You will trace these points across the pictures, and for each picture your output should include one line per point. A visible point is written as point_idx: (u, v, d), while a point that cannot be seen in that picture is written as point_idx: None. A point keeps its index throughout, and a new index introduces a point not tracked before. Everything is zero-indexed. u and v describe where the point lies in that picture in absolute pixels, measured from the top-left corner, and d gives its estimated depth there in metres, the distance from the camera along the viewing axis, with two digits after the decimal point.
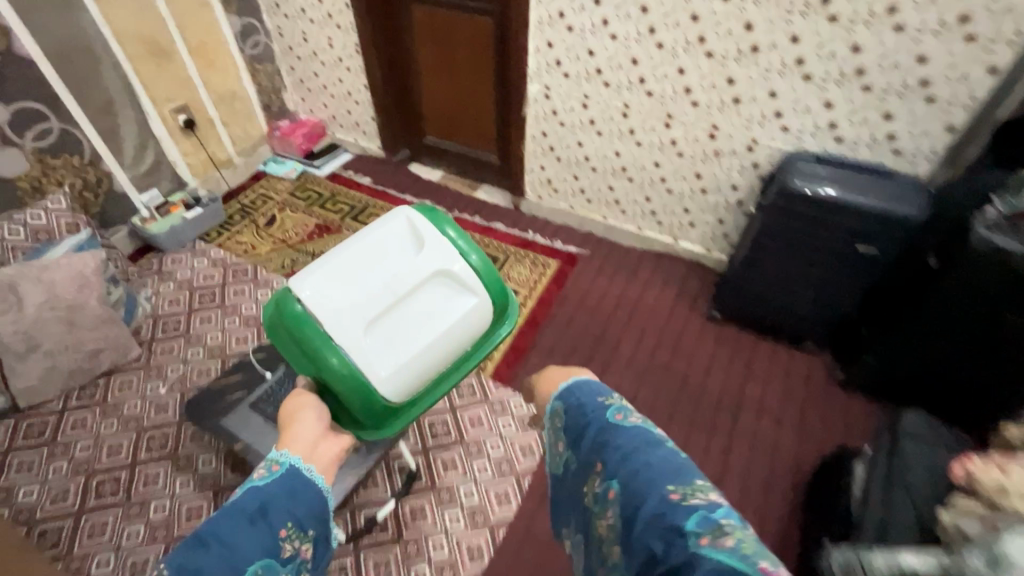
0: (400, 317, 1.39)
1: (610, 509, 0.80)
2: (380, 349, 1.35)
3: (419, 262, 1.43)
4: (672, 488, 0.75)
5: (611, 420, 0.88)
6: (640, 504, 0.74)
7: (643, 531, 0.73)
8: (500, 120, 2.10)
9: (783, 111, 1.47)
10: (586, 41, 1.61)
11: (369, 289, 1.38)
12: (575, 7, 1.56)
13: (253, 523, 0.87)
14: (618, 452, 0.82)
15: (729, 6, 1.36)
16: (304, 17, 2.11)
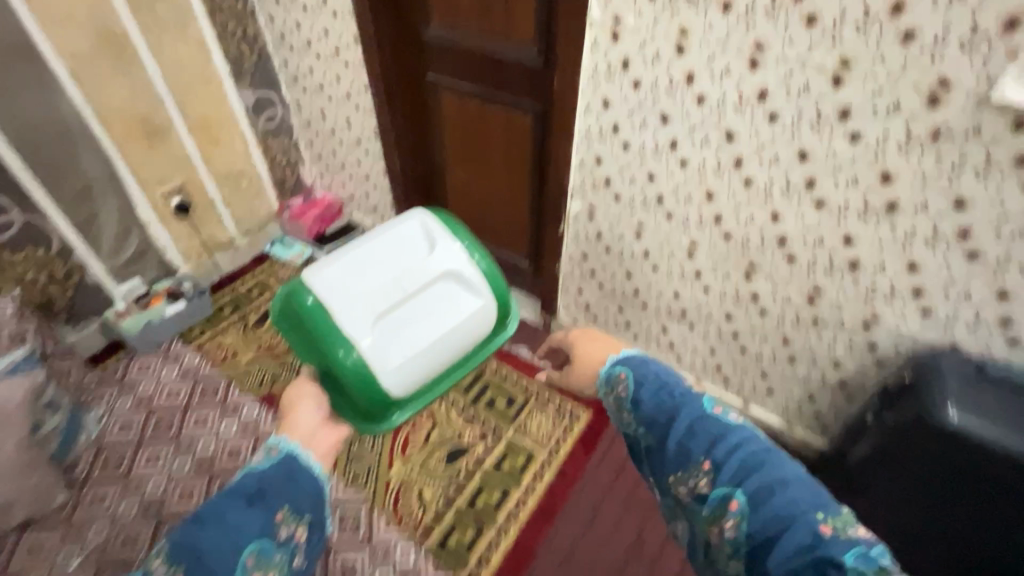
0: (409, 312, 1.31)
1: (714, 511, 0.65)
2: (387, 334, 1.27)
3: (427, 263, 1.35)
4: (820, 515, 0.59)
5: (708, 412, 0.72)
6: (781, 528, 0.59)
7: (786, 561, 0.57)
8: (535, 227, 1.73)
9: (924, 289, 1.03)
10: (646, 163, 1.23)
11: (381, 283, 1.30)
12: (635, 122, 1.18)
13: (250, 507, 0.75)
14: (727, 450, 0.67)
15: (858, 149, 0.95)
16: (322, 94, 1.86)
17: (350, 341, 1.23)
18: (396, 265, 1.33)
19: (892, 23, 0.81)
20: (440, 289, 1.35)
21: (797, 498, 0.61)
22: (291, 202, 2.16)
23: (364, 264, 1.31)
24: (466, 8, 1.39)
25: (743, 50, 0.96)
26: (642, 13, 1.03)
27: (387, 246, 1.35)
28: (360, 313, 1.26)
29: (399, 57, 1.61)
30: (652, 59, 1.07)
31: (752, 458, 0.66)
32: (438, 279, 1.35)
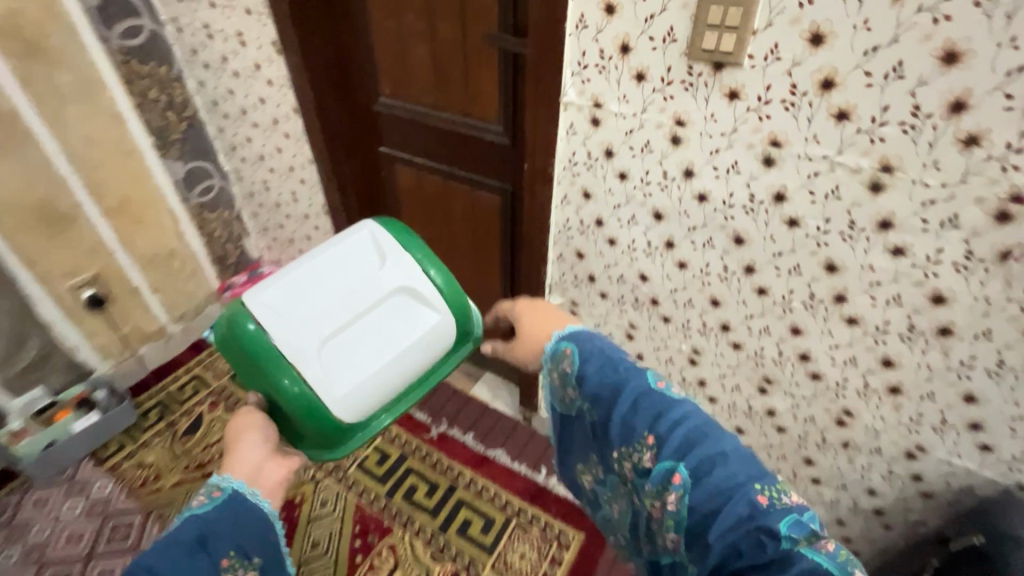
0: (366, 333, 0.91)
1: (659, 483, 0.68)
2: (339, 365, 0.88)
3: (381, 275, 0.94)
4: (756, 485, 0.63)
5: (654, 389, 0.75)
6: (719, 500, 0.63)
7: (726, 536, 0.61)
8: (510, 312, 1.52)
9: (985, 424, 0.84)
10: (637, 262, 1.03)
11: (324, 301, 0.90)
12: (623, 217, 0.99)
13: (194, 557, 0.68)
14: (670, 424, 0.70)
15: (901, 265, 0.77)
16: (263, 165, 1.64)
17: (296, 375, 0.85)
18: (342, 279, 0.92)
19: (951, 125, 0.64)
20: (400, 307, 0.95)
21: (737, 470, 0.64)
22: (235, 279, 1.89)
23: (298, 281, 0.90)
24: (421, 79, 1.19)
25: (755, 146, 0.78)
26: (629, 98, 0.85)
27: (328, 258, 0.93)
28: (300, 343, 0.86)
29: (347, 129, 1.40)
30: (641, 150, 0.89)
31: (695, 432, 0.69)
32: (393, 296, 0.95)
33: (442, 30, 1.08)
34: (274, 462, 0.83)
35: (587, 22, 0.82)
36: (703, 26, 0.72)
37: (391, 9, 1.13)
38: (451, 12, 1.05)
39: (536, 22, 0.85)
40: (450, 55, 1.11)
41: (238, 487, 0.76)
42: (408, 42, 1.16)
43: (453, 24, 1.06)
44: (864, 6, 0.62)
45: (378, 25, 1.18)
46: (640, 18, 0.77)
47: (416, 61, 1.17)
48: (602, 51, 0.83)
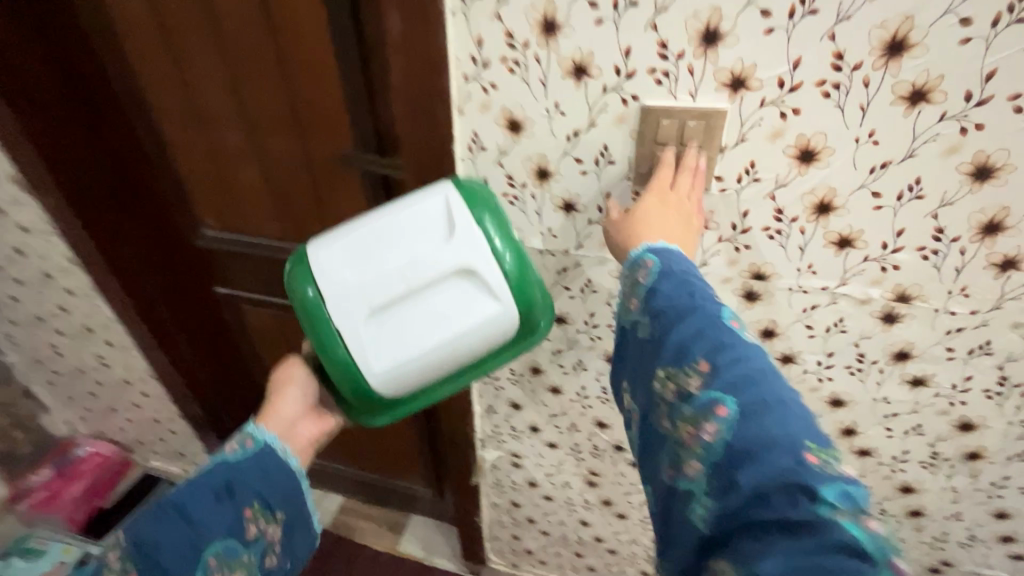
0: (411, 313, 0.58)
1: (687, 423, 0.41)
2: (381, 348, 0.58)
3: (444, 249, 0.56)
4: (806, 441, 0.36)
5: (722, 321, 0.43)
6: (753, 451, 0.36)
7: (751, 480, 0.35)
8: (434, 453, 1.22)
9: (1017, 536, 0.72)
10: (592, 409, 0.81)
11: (381, 267, 0.56)
12: (567, 364, 0.76)
13: (219, 504, 0.52)
14: (737, 367, 0.40)
15: (922, 395, 0.62)
16: (44, 328, 1.15)
17: (338, 347, 0.58)
18: (407, 245, 0.56)
19: (983, 249, 0.50)
20: (470, 297, 0.58)
21: (796, 427, 0.37)
22: (30, 481, 1.29)
23: (361, 227, 0.58)
24: (261, 206, 0.88)
25: (732, 280, 0.59)
26: (556, 231, 0.62)
27: (399, 215, 0.57)
28: (343, 309, 0.57)
29: (164, 274, 1.02)
30: (581, 290, 0.67)
31: (760, 379, 0.39)
32: (458, 277, 0.57)
33: (277, 146, 0.79)
34: (307, 421, 0.68)
35: (482, 143, 0.58)
36: (652, 145, 0.52)
37: (196, 122, 0.80)
38: (287, 124, 0.76)
39: (410, 148, 0.59)
40: (297, 178, 0.81)
41: (271, 442, 0.58)
42: (231, 162, 0.84)
43: (293, 138, 0.77)
44: (867, 115, 0.45)
45: (181, 143, 0.84)
46: (559, 137, 0.55)
47: (249, 184, 0.85)
48: (511, 178, 0.59)
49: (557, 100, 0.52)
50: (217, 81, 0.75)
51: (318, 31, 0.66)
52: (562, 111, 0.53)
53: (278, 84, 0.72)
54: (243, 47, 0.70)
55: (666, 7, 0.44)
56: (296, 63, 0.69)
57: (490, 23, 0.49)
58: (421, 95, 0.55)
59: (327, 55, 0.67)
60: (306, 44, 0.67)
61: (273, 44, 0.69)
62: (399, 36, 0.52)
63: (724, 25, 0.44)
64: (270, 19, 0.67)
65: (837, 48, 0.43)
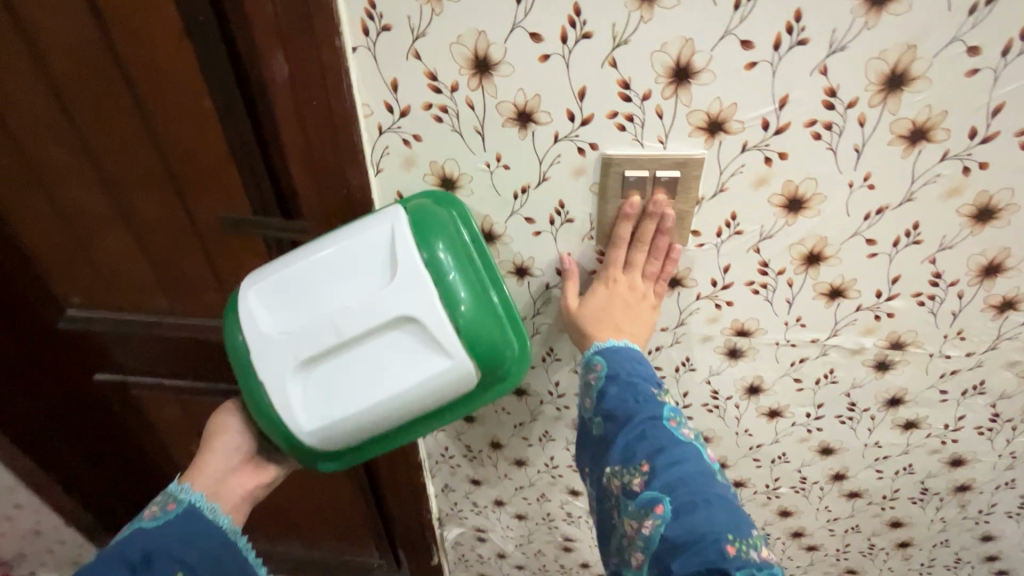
0: (346, 369, 0.44)
1: (627, 521, 0.40)
2: (310, 410, 0.45)
3: (383, 296, 0.42)
4: (726, 532, 0.36)
5: (664, 425, 0.42)
6: (682, 543, 0.37)
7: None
8: (387, 524, 1.08)
9: (1001, 554, 0.71)
10: (563, 478, 0.71)
11: (311, 312, 0.43)
12: (531, 435, 0.66)
13: None
14: (671, 469, 0.40)
15: (914, 437, 0.58)
16: None
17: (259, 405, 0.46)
18: (340, 284, 0.43)
19: (981, 292, 0.45)
20: (418, 353, 0.43)
21: (722, 524, 0.37)
22: None
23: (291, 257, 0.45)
24: (137, 280, 0.71)
25: (714, 338, 0.52)
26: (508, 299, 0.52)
27: (334, 245, 0.43)
28: (267, 361, 0.44)
29: (19, 367, 0.81)
30: (542, 359, 0.57)
31: (695, 481, 0.39)
32: (403, 332, 0.43)
33: (150, 209, 0.63)
34: (241, 476, 0.55)
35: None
36: (617, 200, 0.43)
37: (36, 184, 0.63)
38: (158, 183, 0.61)
39: (318, 216, 0.47)
40: (181, 244, 0.66)
41: (196, 500, 0.50)
42: (90, 230, 0.67)
43: (170, 198, 0.62)
44: (862, 157, 0.39)
45: (19, 211, 0.66)
46: (504, 195, 0.45)
47: (119, 255, 0.69)
48: None
49: (499, 152, 0.42)
50: (57, 135, 0.59)
51: (186, 73, 0.52)
52: (505, 165, 0.43)
53: (142, 137, 0.57)
54: (87, 94, 0.55)
55: (627, 40, 0.36)
56: (162, 111, 0.55)
57: (406, 62, 0.38)
58: (324, 154, 0.43)
59: (203, 101, 0.54)
60: (172, 88, 0.53)
61: (127, 89, 0.54)
62: (288, 81, 0.40)
63: (697, 60, 0.36)
64: (120, 59, 0.52)
65: (829, 84, 0.36)
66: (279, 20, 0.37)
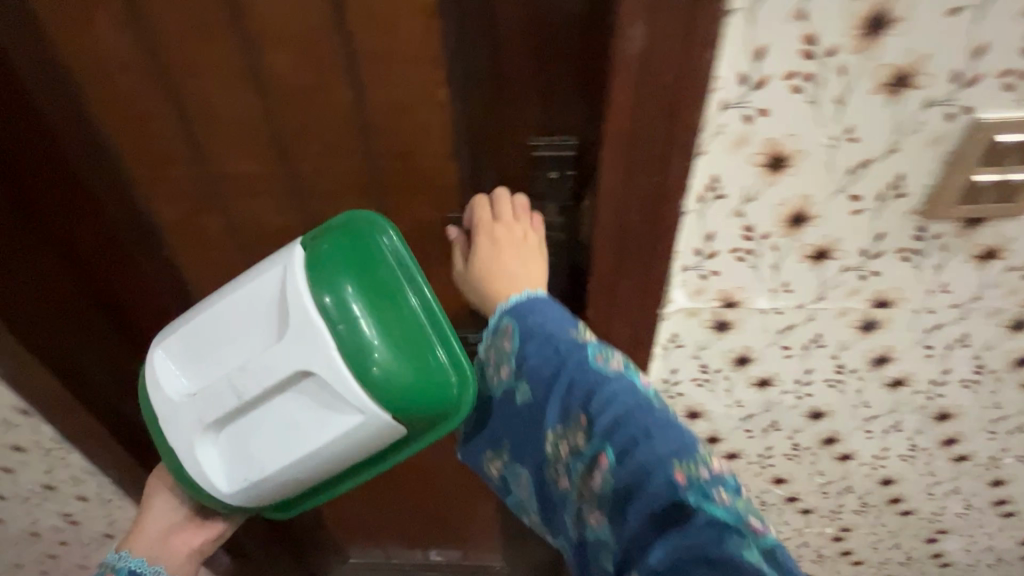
0: (261, 421, 0.47)
1: (583, 480, 0.43)
2: (229, 464, 0.50)
3: (274, 352, 0.45)
4: (673, 461, 0.39)
5: (589, 368, 0.44)
6: (634, 488, 0.39)
7: (644, 517, 0.38)
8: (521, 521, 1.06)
9: None
10: (772, 468, 0.68)
11: (218, 370, 0.48)
12: (756, 427, 0.63)
13: None
14: (607, 407, 0.42)
15: None
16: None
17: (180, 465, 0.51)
18: (245, 345, 0.47)
19: None
20: (319, 406, 0.46)
21: (666, 453, 0.39)
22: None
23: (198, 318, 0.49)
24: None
25: (1003, 310, 0.49)
26: (796, 286, 0.48)
27: (235, 300, 0.47)
28: (174, 426, 0.49)
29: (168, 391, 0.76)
30: (804, 348, 0.53)
31: (629, 412, 0.41)
32: (304, 382, 0.46)
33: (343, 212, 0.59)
34: (187, 532, 0.60)
35: (722, 191, 0.42)
36: (973, 167, 0.40)
37: (216, 193, 0.58)
38: (358, 184, 0.57)
39: (617, 208, 0.43)
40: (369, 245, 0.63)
41: (136, 567, 0.56)
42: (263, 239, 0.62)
43: (368, 198, 0.58)
44: None
45: (187, 225, 0.61)
46: (837, 172, 0.41)
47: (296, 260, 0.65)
48: (749, 230, 0.44)
49: (851, 124, 0.38)
50: (251, 140, 0.53)
51: (426, 60, 0.48)
52: (854, 138, 0.39)
53: (353, 135, 0.53)
54: (301, 90, 0.50)
55: None
56: (382, 101, 0.50)
57: (787, 26, 0.34)
58: (652, 137, 0.38)
59: (439, 92, 0.49)
60: (404, 79, 0.49)
61: (350, 84, 0.49)
62: (642, 53, 0.35)
63: None
64: (349, 48, 0.47)
65: None
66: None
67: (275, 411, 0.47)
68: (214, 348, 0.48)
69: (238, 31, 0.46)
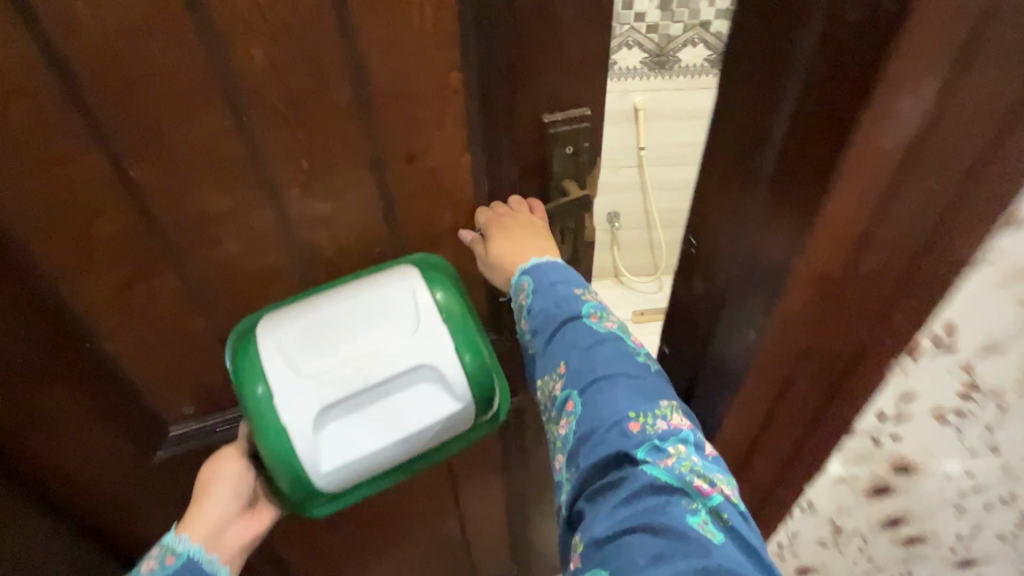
0: (377, 407, 0.72)
1: (557, 418, 0.68)
2: (334, 438, 0.70)
3: (409, 345, 0.71)
4: (632, 413, 0.61)
5: (582, 322, 0.67)
6: (596, 429, 0.62)
7: (597, 451, 0.61)
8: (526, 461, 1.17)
9: None
10: (902, 501, 0.87)
11: (342, 361, 0.69)
12: (889, 481, 0.84)
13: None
14: (586, 354, 0.65)
15: None
16: None
17: (281, 450, 0.68)
18: (369, 341, 0.70)
19: None
20: (427, 389, 0.73)
21: (631, 408, 0.62)
22: None
23: (315, 316, 0.70)
24: (318, 251, 0.75)
25: None
26: (997, 439, 0.73)
27: (363, 303, 0.71)
28: (297, 404, 0.67)
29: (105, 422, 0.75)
30: (990, 451, 0.75)
31: (606, 366, 0.64)
32: (420, 374, 0.72)
33: (349, 176, 0.68)
34: (240, 523, 0.81)
35: (954, 342, 0.62)
36: None
37: (217, 179, 0.63)
38: (354, 147, 0.66)
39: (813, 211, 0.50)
40: (371, 205, 0.72)
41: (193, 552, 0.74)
42: (283, 205, 0.68)
43: (366, 174, 0.69)
44: None
45: (126, 242, 0.64)
46: None
47: (315, 232, 0.72)
48: (969, 385, 0.66)
49: None
50: (277, 123, 0.61)
51: (438, 44, 0.60)
52: None
53: (356, 127, 0.64)
54: (300, 92, 0.59)
55: None
56: (378, 86, 0.61)
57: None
58: (885, 173, 0.48)
59: (453, 76, 0.63)
60: (410, 61, 0.60)
61: (350, 81, 0.60)
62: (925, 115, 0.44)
63: None
64: (358, 51, 0.58)
65: None
66: (937, 20, 0.38)
67: (392, 397, 0.72)
68: (335, 346, 0.69)
69: (227, 27, 0.53)
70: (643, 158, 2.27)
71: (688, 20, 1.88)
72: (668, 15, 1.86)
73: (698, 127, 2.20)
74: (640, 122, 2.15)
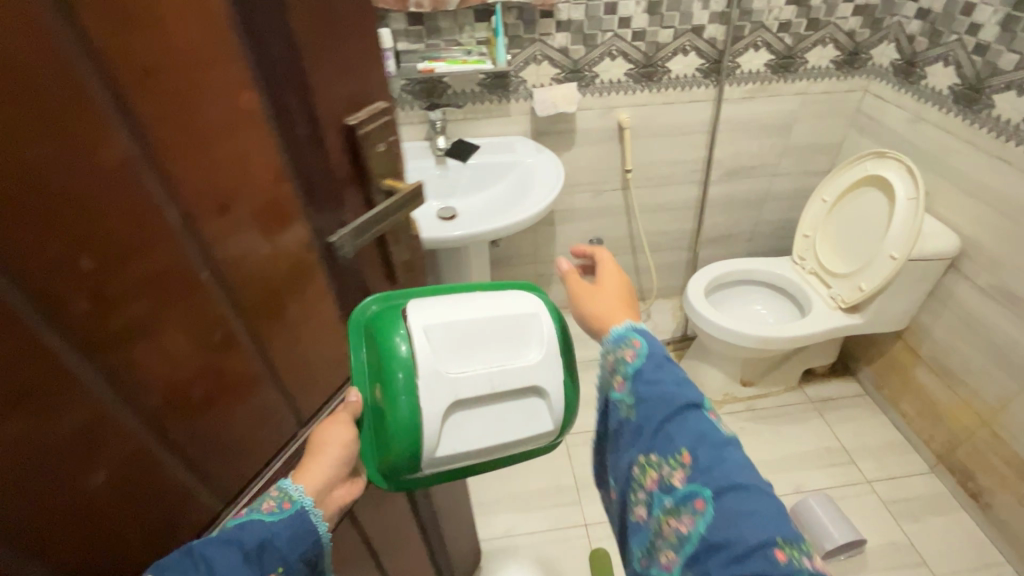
0: (498, 409, 0.69)
1: (671, 507, 0.67)
2: (454, 425, 0.68)
3: (537, 362, 0.69)
4: (772, 534, 0.60)
5: (700, 410, 0.72)
6: (722, 535, 0.61)
7: (727, 560, 0.60)
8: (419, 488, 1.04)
9: None
10: None
11: (474, 359, 0.67)
12: None
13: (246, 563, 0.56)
14: (713, 453, 0.67)
15: None
16: None
17: (405, 435, 0.65)
18: (501, 349, 0.68)
19: None
20: (540, 405, 0.71)
21: (770, 530, 0.60)
22: None
23: (465, 312, 0.68)
24: (163, 386, 0.48)
25: None
26: None
27: (499, 314, 0.70)
28: (432, 393, 0.64)
29: None
30: None
31: (736, 470, 0.65)
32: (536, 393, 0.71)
33: (162, 257, 0.45)
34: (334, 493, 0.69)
35: None
36: None
37: None
38: (148, 209, 0.43)
39: None
40: (204, 287, 0.50)
41: (308, 505, 0.63)
42: (76, 339, 0.40)
43: (180, 251, 0.47)
44: None
45: None
46: None
47: (141, 355, 0.46)
48: None
49: None
50: (16, 214, 0.35)
51: (215, 61, 0.45)
52: None
53: (145, 185, 0.42)
54: (43, 155, 0.35)
55: None
56: (164, 119, 0.42)
57: None
58: None
59: (244, 97, 0.48)
60: (187, 83, 0.43)
61: (126, 128, 0.40)
62: None
63: None
64: (112, 76, 0.38)
65: None
66: None
67: (507, 404, 0.70)
68: (472, 347, 0.67)
69: None
70: (630, 179, 1.98)
71: (678, 25, 1.64)
72: (657, 21, 1.62)
73: (699, 145, 1.93)
74: (626, 141, 1.85)
